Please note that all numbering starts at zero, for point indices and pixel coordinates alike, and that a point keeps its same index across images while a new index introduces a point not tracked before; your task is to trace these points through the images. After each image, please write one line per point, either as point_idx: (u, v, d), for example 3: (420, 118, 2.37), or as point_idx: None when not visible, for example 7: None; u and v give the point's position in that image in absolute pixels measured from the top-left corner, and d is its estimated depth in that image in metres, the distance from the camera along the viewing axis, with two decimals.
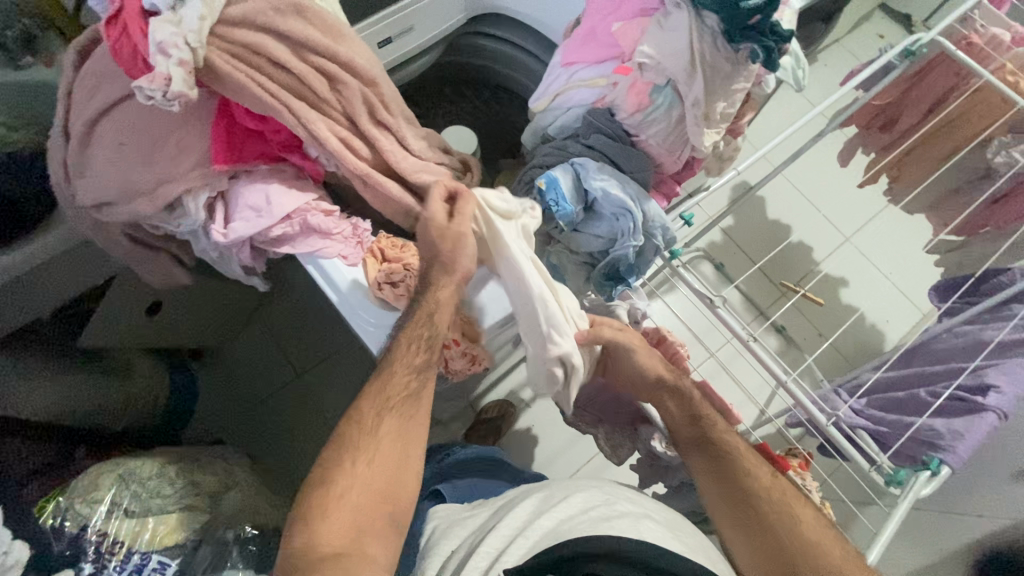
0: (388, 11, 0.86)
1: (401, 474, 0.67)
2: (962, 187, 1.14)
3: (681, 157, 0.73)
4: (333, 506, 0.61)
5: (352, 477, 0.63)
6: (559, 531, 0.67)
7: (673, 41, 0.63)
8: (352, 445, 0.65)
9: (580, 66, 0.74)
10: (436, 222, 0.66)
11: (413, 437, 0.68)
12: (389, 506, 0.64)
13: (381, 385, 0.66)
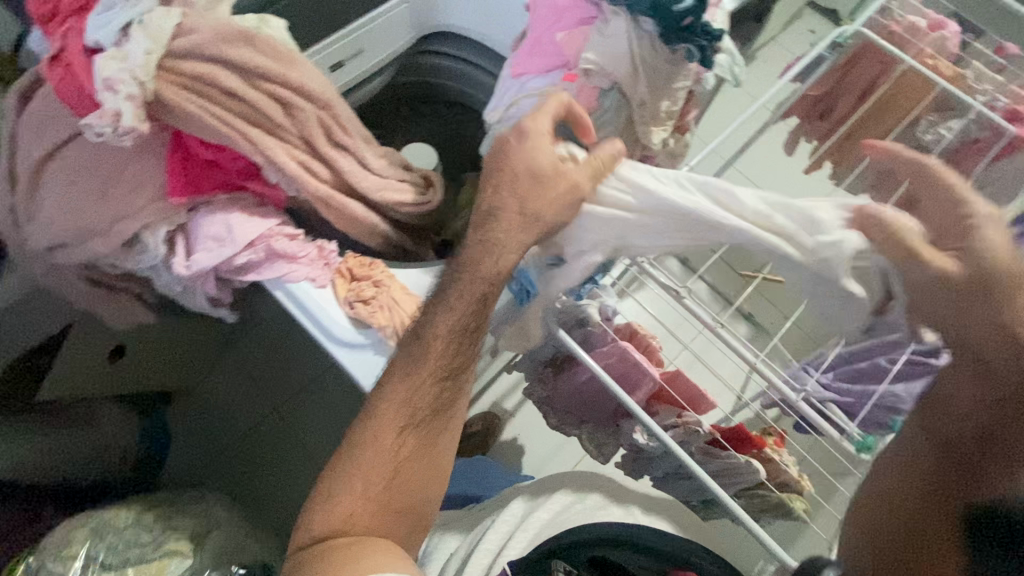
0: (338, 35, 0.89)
1: (423, 484, 0.66)
2: (899, 165, 1.28)
3: (634, 157, 0.74)
4: (338, 513, 0.62)
5: (364, 488, 0.63)
6: (561, 519, 0.78)
7: (614, 46, 0.66)
8: (364, 455, 0.63)
9: (528, 76, 0.75)
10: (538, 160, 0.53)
11: (437, 448, 0.66)
12: (411, 514, 0.66)
13: (400, 396, 0.62)
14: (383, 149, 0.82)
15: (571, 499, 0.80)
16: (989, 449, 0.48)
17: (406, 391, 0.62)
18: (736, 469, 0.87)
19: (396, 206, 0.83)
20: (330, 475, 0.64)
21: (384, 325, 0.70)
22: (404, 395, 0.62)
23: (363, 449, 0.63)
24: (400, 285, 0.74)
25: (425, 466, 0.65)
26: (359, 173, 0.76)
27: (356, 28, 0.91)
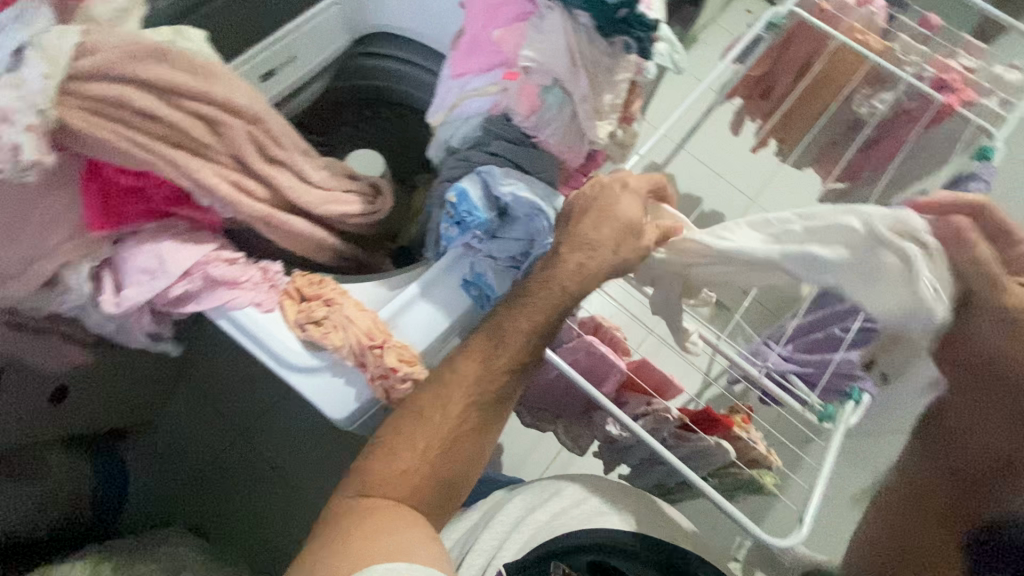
0: (265, 42, 0.86)
1: (469, 460, 0.71)
2: (837, 139, 1.33)
3: (582, 152, 0.73)
4: (384, 476, 0.68)
5: (416, 456, 0.68)
6: (553, 526, 0.80)
7: (551, 43, 0.65)
8: (422, 427, 0.68)
9: (470, 76, 0.74)
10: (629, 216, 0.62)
11: (487, 433, 0.71)
12: (452, 488, 0.71)
13: (470, 377, 0.68)
14: (324, 161, 0.79)
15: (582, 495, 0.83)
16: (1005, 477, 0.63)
17: (473, 373, 0.68)
18: (706, 451, 0.88)
19: (343, 220, 0.80)
20: (390, 440, 0.69)
21: (341, 345, 0.67)
22: (476, 375, 0.68)
23: (424, 420, 0.68)
24: (356, 299, 0.72)
25: (472, 449, 0.70)
26: (299, 188, 0.73)
27: (284, 34, 0.87)
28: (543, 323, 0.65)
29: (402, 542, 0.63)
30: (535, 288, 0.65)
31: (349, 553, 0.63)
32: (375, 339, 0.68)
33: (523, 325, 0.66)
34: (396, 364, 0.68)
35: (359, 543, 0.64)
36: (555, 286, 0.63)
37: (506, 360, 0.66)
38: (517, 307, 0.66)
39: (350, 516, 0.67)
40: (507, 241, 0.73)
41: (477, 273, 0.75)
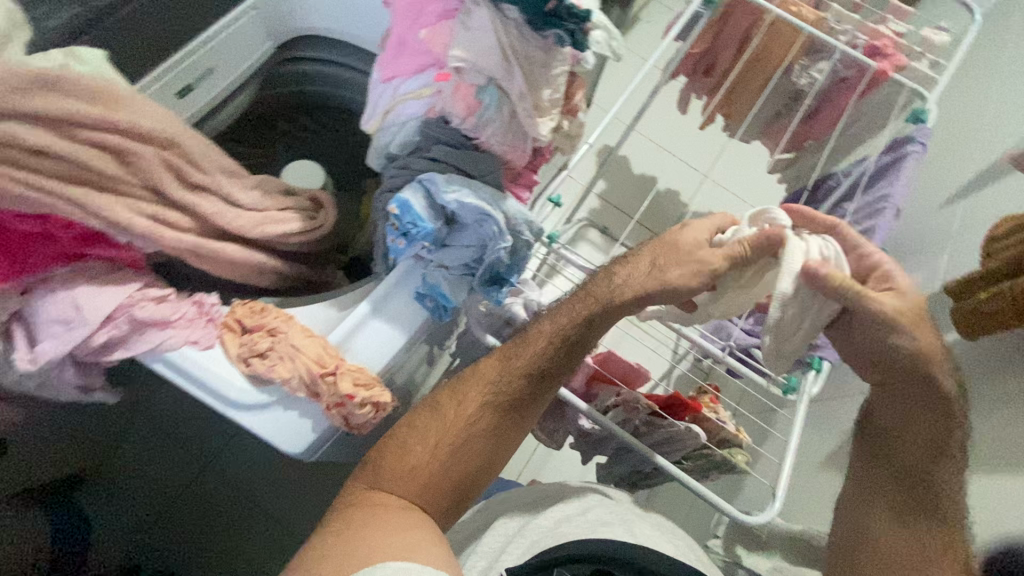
0: (183, 51, 0.80)
1: (483, 467, 0.69)
2: (781, 111, 1.35)
3: (526, 149, 0.71)
4: (396, 471, 0.67)
5: (430, 453, 0.68)
6: (558, 533, 0.70)
7: (481, 40, 0.61)
8: (440, 423, 0.69)
9: (401, 79, 0.70)
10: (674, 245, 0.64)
11: (505, 441, 0.70)
12: (461, 496, 0.69)
13: (491, 376, 0.69)
14: (254, 180, 0.74)
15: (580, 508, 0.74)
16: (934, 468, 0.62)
17: (493, 373, 0.69)
18: (678, 437, 0.89)
19: (283, 240, 0.76)
20: (405, 431, 0.70)
21: (289, 377, 0.63)
22: (494, 373, 0.69)
23: (443, 415, 0.69)
24: (303, 325, 0.68)
25: (486, 454, 0.69)
26: (229, 213, 0.69)
27: (202, 42, 0.81)
28: (567, 328, 0.68)
29: (410, 543, 0.60)
30: (566, 300, 0.69)
31: (352, 550, 0.59)
32: (326, 366, 0.64)
33: (547, 330, 0.68)
34: (352, 389, 0.65)
35: (361, 543, 0.60)
36: (584, 296, 0.68)
37: (527, 362, 0.68)
38: (545, 315, 0.69)
39: (356, 510, 0.65)
40: (457, 249, 0.70)
41: (430, 283, 0.72)
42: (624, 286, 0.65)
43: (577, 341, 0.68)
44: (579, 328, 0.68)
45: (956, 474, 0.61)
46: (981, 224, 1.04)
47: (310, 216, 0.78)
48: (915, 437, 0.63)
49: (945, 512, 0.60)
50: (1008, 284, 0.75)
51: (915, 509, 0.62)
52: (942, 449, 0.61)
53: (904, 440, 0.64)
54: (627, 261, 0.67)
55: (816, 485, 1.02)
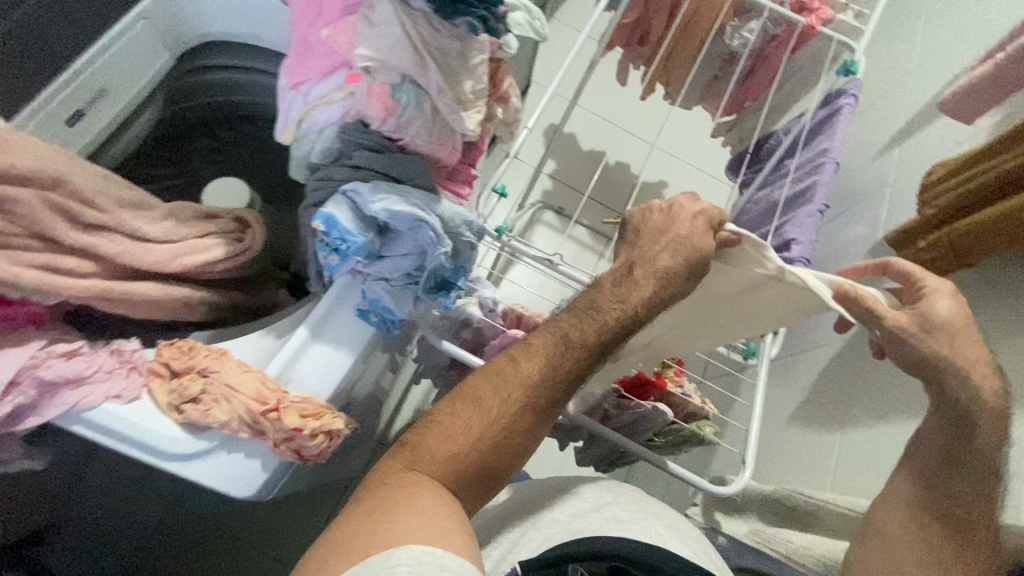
0: (73, 68, 0.71)
1: (515, 458, 0.64)
2: (718, 74, 1.36)
3: (456, 146, 0.67)
4: (433, 455, 0.62)
5: (470, 443, 0.62)
6: (574, 529, 0.64)
7: (386, 36, 0.56)
8: (482, 417, 0.63)
9: (311, 83, 0.64)
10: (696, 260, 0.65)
11: (538, 437, 0.66)
12: (493, 481, 0.64)
13: (536, 375, 0.64)
14: (166, 209, 0.68)
15: (592, 505, 0.70)
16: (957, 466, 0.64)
17: (538, 372, 0.64)
18: (646, 416, 0.88)
19: (207, 270, 0.71)
20: (441, 418, 0.64)
21: (227, 419, 0.59)
22: (537, 374, 0.64)
23: (486, 409, 0.63)
24: (240, 360, 0.64)
25: (521, 448, 0.64)
26: (139, 251, 0.63)
27: (92, 60, 0.73)
28: (611, 332, 0.65)
29: (445, 536, 0.54)
30: (607, 304, 0.66)
31: (376, 533, 0.53)
32: (267, 403, 0.60)
33: (592, 333, 0.65)
34: (300, 423, 0.61)
35: (383, 529, 0.54)
36: (626, 306, 0.65)
37: (572, 366, 0.64)
38: (587, 314, 0.66)
39: (389, 494, 0.58)
40: (395, 259, 0.66)
41: (372, 298, 0.68)
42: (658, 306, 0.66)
43: (613, 343, 0.66)
44: (625, 327, 0.65)
45: (976, 483, 0.62)
46: (916, 169, 1.08)
47: (233, 240, 0.73)
48: (934, 445, 0.66)
49: (967, 520, 0.62)
50: (945, 232, 0.78)
51: (932, 513, 0.65)
52: (958, 456, 0.64)
53: (923, 448, 0.67)
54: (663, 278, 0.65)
55: (784, 441, 1.04)
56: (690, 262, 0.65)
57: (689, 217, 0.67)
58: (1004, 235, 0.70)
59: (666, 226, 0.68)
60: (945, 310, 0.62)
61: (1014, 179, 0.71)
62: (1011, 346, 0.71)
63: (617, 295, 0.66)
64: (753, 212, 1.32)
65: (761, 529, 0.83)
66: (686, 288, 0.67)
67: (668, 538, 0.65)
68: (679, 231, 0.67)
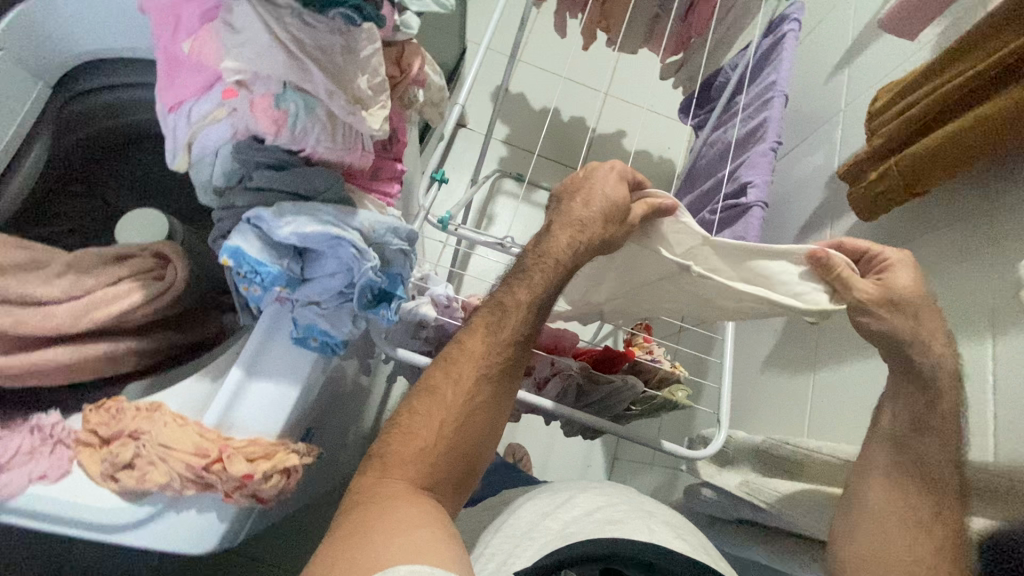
0: None
1: (487, 435, 0.63)
2: (660, 12, 1.38)
3: (365, 148, 0.61)
4: (403, 456, 0.59)
5: (436, 435, 0.60)
6: (565, 534, 0.63)
7: (252, 44, 0.49)
8: (440, 404, 0.61)
9: (189, 103, 0.57)
10: (608, 205, 0.62)
11: (501, 413, 0.65)
12: (468, 470, 0.62)
13: (480, 348, 0.63)
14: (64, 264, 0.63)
15: (590, 507, 0.69)
16: (925, 431, 0.62)
17: (481, 346, 0.63)
18: (617, 390, 0.87)
19: (126, 319, 0.66)
20: (404, 415, 0.62)
21: (167, 481, 0.55)
22: (485, 345, 0.64)
23: (441, 396, 0.61)
24: (173, 413, 0.60)
25: (484, 430, 0.63)
26: (42, 316, 0.59)
27: None
28: (542, 289, 0.63)
29: (427, 547, 0.48)
30: (530, 263, 0.64)
31: (356, 557, 0.47)
32: (208, 456, 0.57)
33: (523, 294, 0.64)
34: (249, 468, 0.57)
35: (367, 550, 0.48)
36: (548, 259, 0.63)
37: (514, 327, 0.63)
38: (515, 278, 0.65)
39: (360, 509, 0.54)
40: (321, 280, 0.62)
41: (307, 323, 0.64)
42: (575, 257, 0.63)
43: (548, 299, 0.64)
44: (554, 283, 0.64)
45: (944, 443, 0.61)
46: (867, 90, 1.04)
47: (150, 279, 0.68)
48: (907, 402, 0.63)
49: (943, 478, 0.60)
50: (894, 161, 0.74)
51: (914, 477, 0.62)
52: (926, 419, 0.62)
53: (889, 417, 0.65)
54: (567, 223, 0.63)
55: (760, 387, 1.04)
56: (607, 209, 0.62)
57: (606, 173, 0.65)
58: (954, 157, 0.67)
59: (586, 182, 0.65)
60: (908, 282, 0.62)
61: (961, 98, 0.67)
62: (962, 270, 0.69)
63: (535, 251, 0.64)
64: (708, 156, 1.29)
65: (751, 479, 0.81)
66: (606, 233, 0.62)
67: (665, 536, 0.63)
68: (596, 188, 0.64)
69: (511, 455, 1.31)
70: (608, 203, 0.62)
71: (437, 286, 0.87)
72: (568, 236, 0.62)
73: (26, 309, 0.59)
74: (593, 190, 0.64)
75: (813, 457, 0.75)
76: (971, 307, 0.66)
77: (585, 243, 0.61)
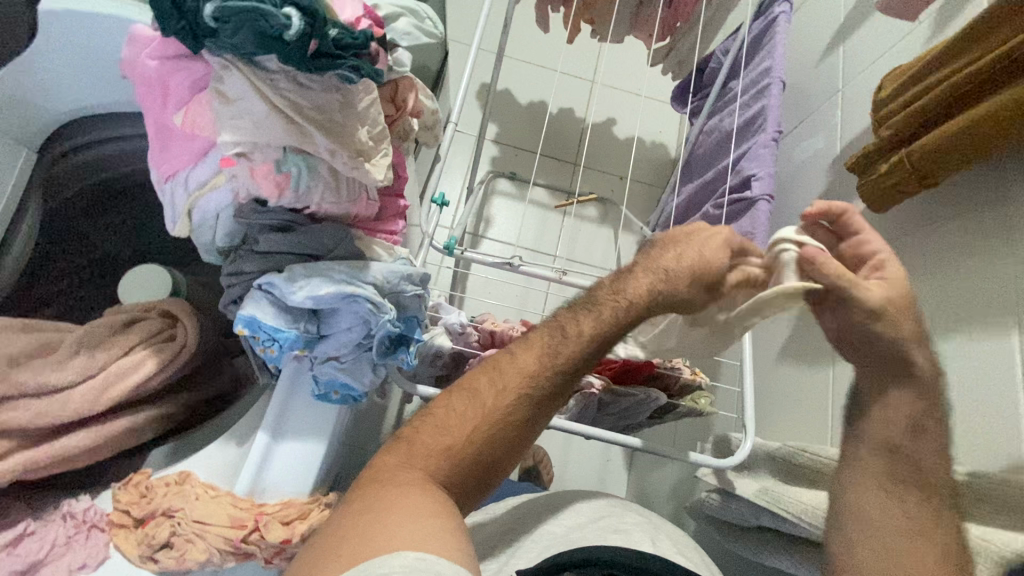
0: None
1: (516, 450, 0.59)
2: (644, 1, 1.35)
3: (369, 197, 0.60)
4: (427, 447, 0.56)
5: (468, 434, 0.57)
6: (569, 539, 0.62)
7: (247, 114, 0.47)
8: (478, 406, 0.58)
9: (186, 173, 0.55)
10: (701, 262, 0.59)
11: (535, 432, 0.61)
12: (485, 479, 0.58)
13: (533, 365, 0.60)
14: (74, 345, 0.61)
15: (589, 517, 0.67)
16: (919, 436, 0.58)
17: (533, 362, 0.60)
18: (641, 402, 0.87)
19: (144, 390, 0.65)
20: (438, 411, 0.59)
21: (206, 557, 0.55)
22: (536, 362, 0.60)
23: (481, 400, 0.58)
24: (203, 484, 0.60)
25: (517, 442, 0.59)
26: (59, 402, 0.59)
27: None
28: (609, 327, 0.61)
29: (438, 540, 0.46)
30: (602, 297, 0.63)
31: (367, 536, 0.46)
32: (245, 527, 0.56)
33: (589, 326, 0.61)
34: (285, 534, 0.56)
35: (379, 534, 0.46)
36: (623, 298, 0.61)
37: (571, 353, 0.60)
38: (583, 307, 0.62)
39: (376, 494, 0.51)
40: (337, 335, 0.61)
41: (328, 379, 0.63)
42: (648, 308, 0.61)
43: (613, 340, 0.61)
44: (622, 323, 0.61)
45: (932, 446, 0.58)
46: (866, 69, 1.02)
47: (161, 344, 0.66)
48: None
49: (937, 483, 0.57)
50: (905, 152, 0.73)
51: (908, 484, 0.58)
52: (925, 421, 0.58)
53: (878, 421, 0.60)
54: (648, 274, 0.61)
55: (778, 378, 1.04)
56: (696, 271, 0.59)
57: (709, 233, 0.61)
58: (966, 148, 0.67)
59: (686, 236, 0.62)
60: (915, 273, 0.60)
61: (971, 89, 0.66)
62: (986, 258, 0.69)
63: (612, 290, 0.63)
64: (707, 145, 1.27)
65: (769, 488, 0.79)
66: (688, 293, 0.59)
67: (668, 549, 0.63)
68: (696, 244, 0.60)
69: (532, 458, 1.32)
70: (702, 262, 0.59)
71: (450, 314, 0.85)
72: (642, 285, 0.61)
73: (41, 400, 0.58)
74: (692, 248, 0.60)
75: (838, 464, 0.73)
76: (998, 296, 0.66)
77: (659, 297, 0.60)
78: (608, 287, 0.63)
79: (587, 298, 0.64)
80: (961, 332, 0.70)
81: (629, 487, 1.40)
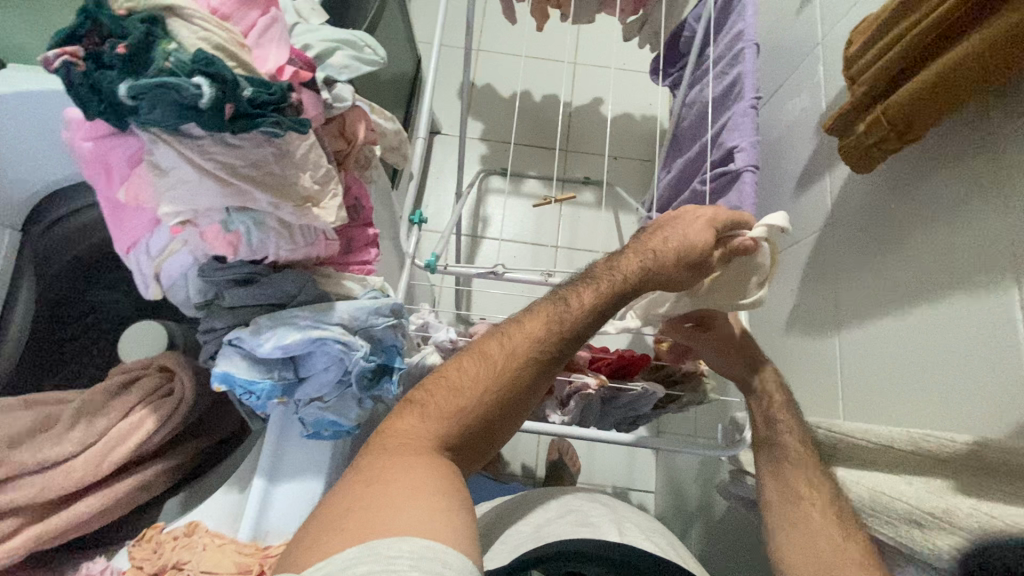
0: None
1: (519, 415, 0.61)
2: None
3: (327, 237, 0.61)
4: (440, 407, 0.57)
5: (479, 395, 0.58)
6: (540, 536, 0.61)
7: (181, 184, 0.48)
8: (489, 368, 0.59)
9: (144, 241, 0.57)
10: (687, 241, 0.65)
11: (537, 398, 0.62)
12: (489, 440, 0.60)
13: (540, 331, 0.61)
14: (71, 416, 0.64)
15: (553, 514, 0.65)
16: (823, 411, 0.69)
17: (541, 329, 0.61)
18: (640, 396, 0.85)
19: (146, 447, 0.68)
20: (447, 371, 0.60)
21: None
22: (542, 328, 0.62)
23: (492, 361, 0.59)
24: (210, 534, 0.62)
25: (519, 408, 0.60)
26: (62, 473, 0.62)
27: None
28: (607, 298, 0.64)
29: (442, 516, 0.46)
30: (599, 273, 0.66)
31: (375, 515, 0.45)
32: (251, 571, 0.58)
33: (591, 296, 0.64)
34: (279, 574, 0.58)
35: (384, 509, 0.46)
36: (618, 274, 0.65)
37: (576, 322, 0.61)
38: (584, 281, 0.66)
39: (390, 459, 0.52)
40: (316, 376, 0.61)
41: (315, 418, 0.64)
42: (635, 289, 0.65)
43: (611, 309, 0.65)
44: (618, 295, 0.64)
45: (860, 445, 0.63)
46: (844, 17, 0.96)
47: (160, 400, 0.69)
48: None
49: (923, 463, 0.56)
50: (882, 109, 0.69)
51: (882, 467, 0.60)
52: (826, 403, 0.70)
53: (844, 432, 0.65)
54: (633, 253, 0.66)
55: (787, 350, 1.01)
56: (682, 250, 0.65)
57: (693, 217, 0.68)
58: (941, 97, 0.63)
59: (676, 219, 0.68)
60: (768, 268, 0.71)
61: (939, 35, 0.62)
62: (977, 198, 0.66)
63: (607, 266, 0.67)
64: (690, 118, 1.22)
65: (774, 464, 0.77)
66: (675, 268, 0.65)
67: (635, 536, 0.59)
68: (683, 227, 0.67)
69: (556, 452, 1.31)
70: (690, 241, 0.65)
71: (439, 330, 0.81)
72: (630, 265, 0.65)
73: (45, 472, 0.62)
74: (682, 227, 0.66)
75: (849, 439, 0.64)
76: (986, 247, 0.64)
77: (644, 272, 0.64)
78: (602, 264, 0.67)
79: (586, 271, 0.67)
80: (960, 287, 0.66)
81: (657, 470, 1.38)
